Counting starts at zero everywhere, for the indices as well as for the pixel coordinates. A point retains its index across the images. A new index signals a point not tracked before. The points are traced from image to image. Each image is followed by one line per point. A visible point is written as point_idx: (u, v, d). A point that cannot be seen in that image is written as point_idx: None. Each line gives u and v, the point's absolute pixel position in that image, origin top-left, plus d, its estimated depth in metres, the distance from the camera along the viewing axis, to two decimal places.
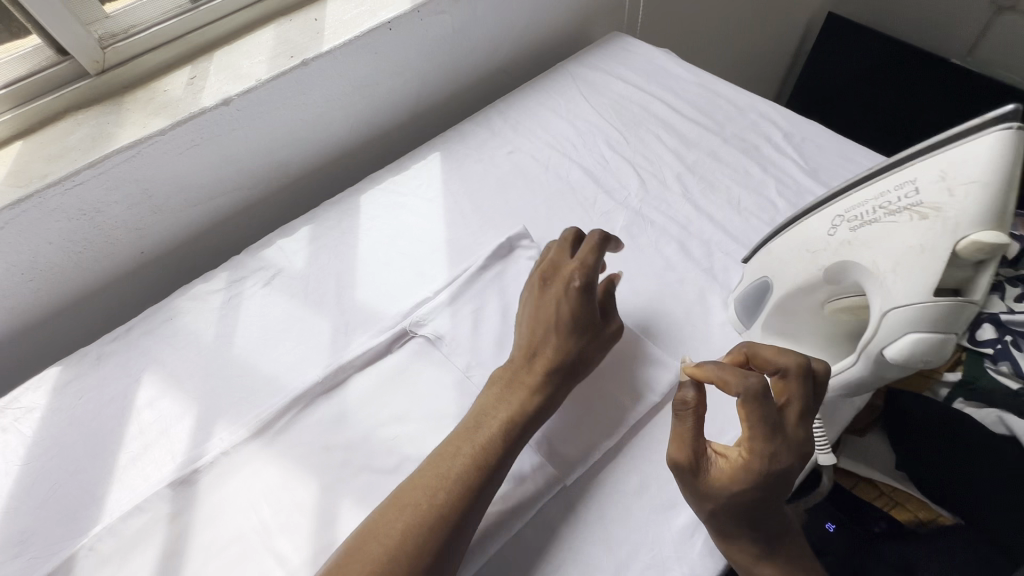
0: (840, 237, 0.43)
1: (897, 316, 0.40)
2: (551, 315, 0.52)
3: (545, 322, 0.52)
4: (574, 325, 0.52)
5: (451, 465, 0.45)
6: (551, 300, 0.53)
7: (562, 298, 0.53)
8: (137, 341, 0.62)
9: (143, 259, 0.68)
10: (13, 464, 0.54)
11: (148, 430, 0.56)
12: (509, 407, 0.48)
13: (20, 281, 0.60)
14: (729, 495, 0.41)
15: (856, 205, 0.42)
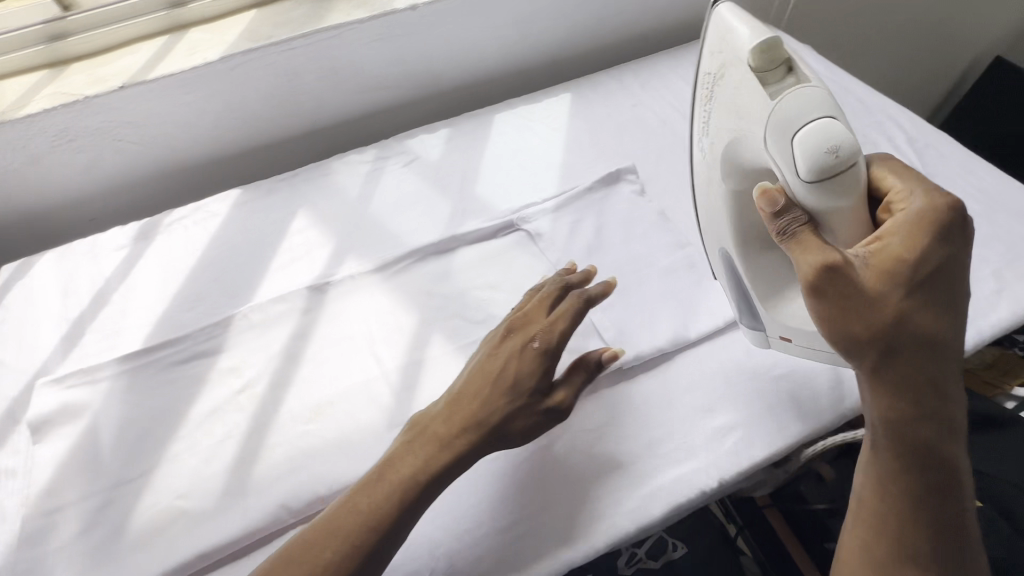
0: (707, 143, 0.53)
1: (775, 153, 0.43)
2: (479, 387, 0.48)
3: (482, 386, 0.48)
4: (513, 383, 0.47)
5: (395, 474, 0.44)
6: (502, 359, 0.49)
7: (502, 371, 0.48)
8: (298, 184, 0.77)
9: (314, 126, 0.83)
10: (199, 248, 0.71)
11: (296, 249, 0.70)
12: (426, 454, 0.45)
13: (229, 117, 0.76)
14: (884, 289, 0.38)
15: (700, 114, 0.54)
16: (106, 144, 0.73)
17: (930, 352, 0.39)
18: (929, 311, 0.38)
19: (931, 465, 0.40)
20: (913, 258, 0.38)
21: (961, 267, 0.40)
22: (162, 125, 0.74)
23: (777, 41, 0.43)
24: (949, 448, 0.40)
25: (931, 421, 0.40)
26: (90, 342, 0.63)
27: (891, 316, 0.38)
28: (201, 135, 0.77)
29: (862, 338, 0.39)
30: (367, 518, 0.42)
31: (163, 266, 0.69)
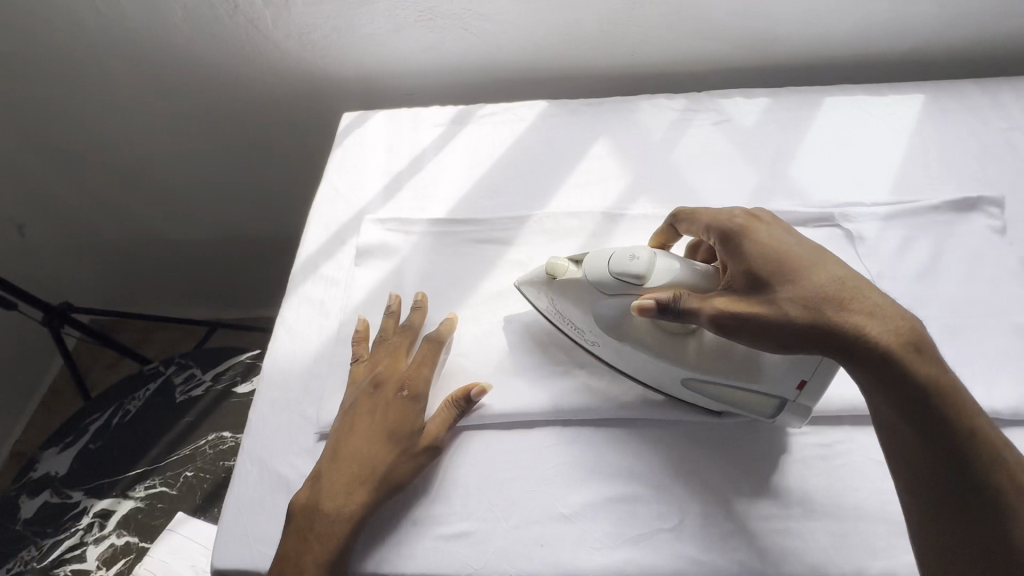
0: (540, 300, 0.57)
1: (616, 294, 0.50)
2: (389, 428, 0.51)
3: (383, 430, 0.51)
4: (390, 432, 0.51)
5: (341, 486, 0.49)
6: (389, 412, 0.52)
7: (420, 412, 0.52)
8: (602, 113, 0.77)
9: (627, 61, 0.82)
10: (504, 146, 0.75)
11: (592, 173, 0.71)
12: (343, 487, 0.49)
13: (561, 33, 0.78)
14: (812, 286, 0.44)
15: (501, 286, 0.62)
16: (453, 31, 0.79)
17: (857, 303, 0.43)
18: (798, 285, 0.44)
19: (927, 401, 0.40)
20: (777, 250, 0.46)
21: (808, 258, 0.46)
22: (504, 24, 0.78)
23: (554, 263, 0.53)
24: (924, 369, 0.41)
25: (897, 354, 0.41)
26: (405, 200, 0.71)
27: (793, 308, 0.44)
28: (529, 43, 0.80)
29: (771, 327, 0.44)
30: (334, 537, 0.47)
31: (469, 153, 0.75)
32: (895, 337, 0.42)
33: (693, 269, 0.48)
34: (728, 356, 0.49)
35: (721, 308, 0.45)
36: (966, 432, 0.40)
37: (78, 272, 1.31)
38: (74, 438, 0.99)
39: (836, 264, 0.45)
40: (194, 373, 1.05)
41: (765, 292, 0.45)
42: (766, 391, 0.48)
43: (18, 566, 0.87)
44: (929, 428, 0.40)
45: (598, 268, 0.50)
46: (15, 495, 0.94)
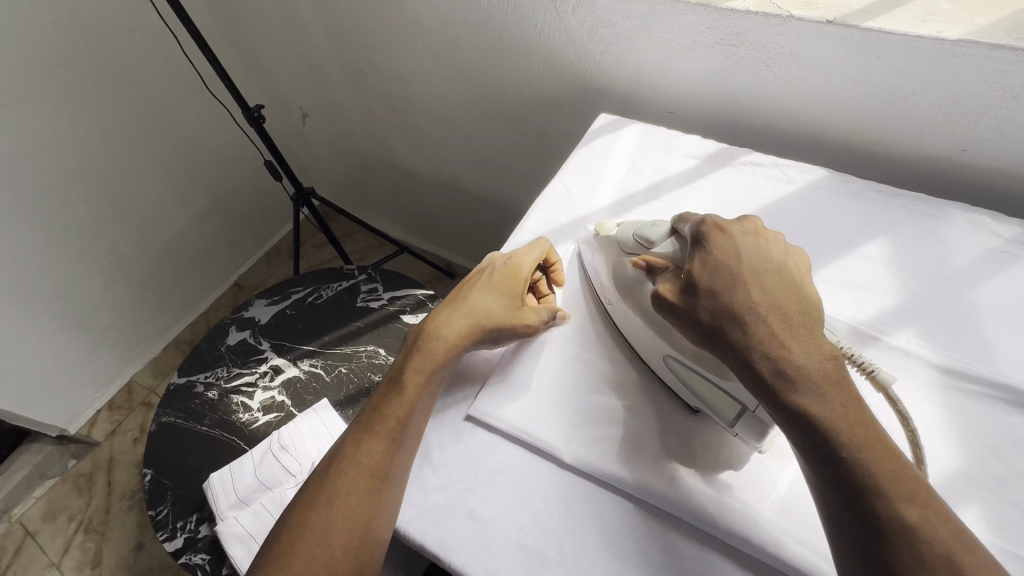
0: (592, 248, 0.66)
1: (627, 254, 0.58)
2: (470, 312, 0.59)
3: (493, 298, 0.59)
4: (498, 297, 0.59)
5: (443, 341, 0.56)
6: (500, 286, 0.60)
7: (498, 304, 0.59)
8: (893, 207, 0.64)
9: (953, 155, 0.66)
10: (754, 204, 0.67)
11: (852, 274, 0.59)
12: (448, 335, 0.57)
13: (882, 99, 0.66)
14: (713, 284, 0.47)
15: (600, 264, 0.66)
16: (753, 64, 0.71)
17: (758, 321, 0.44)
18: (717, 295, 0.46)
19: (810, 435, 0.40)
20: (721, 265, 0.48)
21: (734, 264, 0.48)
22: (816, 72, 0.67)
23: (603, 221, 0.63)
24: (809, 401, 0.40)
25: (782, 383, 0.41)
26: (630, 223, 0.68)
27: (704, 314, 0.47)
28: (833, 99, 0.69)
29: (686, 329, 0.49)
30: (413, 393, 0.53)
31: (715, 198, 0.68)
32: (779, 364, 0.42)
33: (682, 251, 0.53)
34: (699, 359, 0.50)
35: (664, 290, 0.50)
36: (845, 463, 0.38)
37: (320, 156, 1.62)
38: (279, 299, 1.19)
39: (760, 285, 0.46)
40: (377, 288, 1.17)
41: (691, 292, 0.48)
42: (733, 393, 0.48)
43: (211, 377, 1.09)
44: (813, 461, 0.39)
45: (623, 231, 0.59)
46: (228, 323, 1.16)
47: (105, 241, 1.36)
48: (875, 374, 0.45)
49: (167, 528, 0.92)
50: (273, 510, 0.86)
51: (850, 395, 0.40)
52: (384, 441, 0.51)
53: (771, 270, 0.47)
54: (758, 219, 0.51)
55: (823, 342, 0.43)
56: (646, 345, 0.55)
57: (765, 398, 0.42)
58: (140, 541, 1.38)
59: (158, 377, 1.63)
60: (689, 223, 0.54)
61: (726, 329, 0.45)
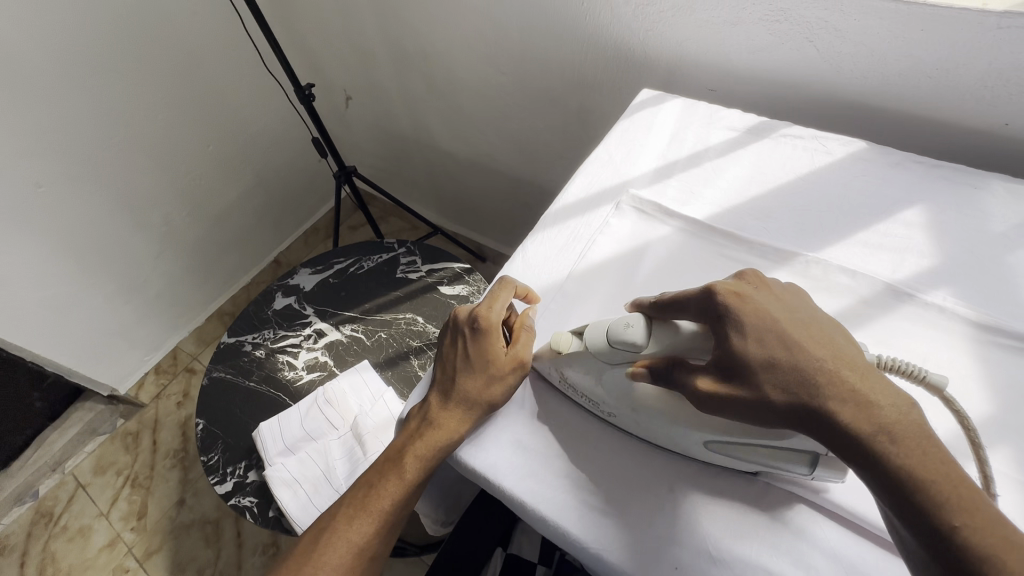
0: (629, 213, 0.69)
1: (615, 360, 0.50)
2: (465, 394, 0.54)
3: (483, 369, 0.55)
4: (488, 368, 0.55)
5: (438, 430, 0.53)
6: (489, 355, 0.55)
7: (479, 380, 0.54)
8: (932, 176, 0.66)
9: (997, 128, 0.68)
10: (795, 173, 0.69)
11: (890, 239, 0.61)
12: (443, 422, 0.54)
13: (926, 72, 0.68)
14: (765, 356, 0.42)
15: None
16: (796, 39, 0.74)
17: (830, 380, 0.39)
18: (776, 367, 0.41)
19: (915, 502, 0.35)
20: (762, 325, 0.43)
21: (776, 329, 0.42)
22: (860, 46, 0.69)
23: (558, 336, 0.54)
24: (912, 459, 0.36)
25: (878, 445, 0.37)
26: (671, 187, 0.71)
27: (777, 398, 0.41)
28: (877, 72, 0.71)
29: (751, 416, 0.42)
30: (410, 482, 0.54)
31: (754, 166, 0.71)
32: (869, 424, 0.37)
33: (679, 335, 0.47)
34: (745, 429, 0.45)
35: (708, 386, 0.43)
36: (958, 534, 0.34)
37: (361, 139, 1.69)
38: (322, 268, 1.24)
39: (816, 337, 0.42)
40: (416, 260, 1.21)
41: (741, 373, 0.42)
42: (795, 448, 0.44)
43: (259, 337, 1.15)
44: (915, 530, 0.35)
45: (595, 334, 0.51)
46: (275, 289, 1.22)
47: (160, 211, 1.45)
48: (928, 378, 0.45)
49: (219, 472, 0.99)
50: (316, 458, 0.93)
51: (944, 453, 0.37)
52: (374, 521, 0.54)
53: (813, 322, 0.43)
54: (755, 272, 0.48)
55: (897, 392, 0.39)
56: (673, 439, 0.49)
57: (874, 473, 0.37)
58: (183, 497, 1.46)
59: (201, 345, 1.71)
60: (688, 305, 0.47)
61: (801, 406, 0.40)
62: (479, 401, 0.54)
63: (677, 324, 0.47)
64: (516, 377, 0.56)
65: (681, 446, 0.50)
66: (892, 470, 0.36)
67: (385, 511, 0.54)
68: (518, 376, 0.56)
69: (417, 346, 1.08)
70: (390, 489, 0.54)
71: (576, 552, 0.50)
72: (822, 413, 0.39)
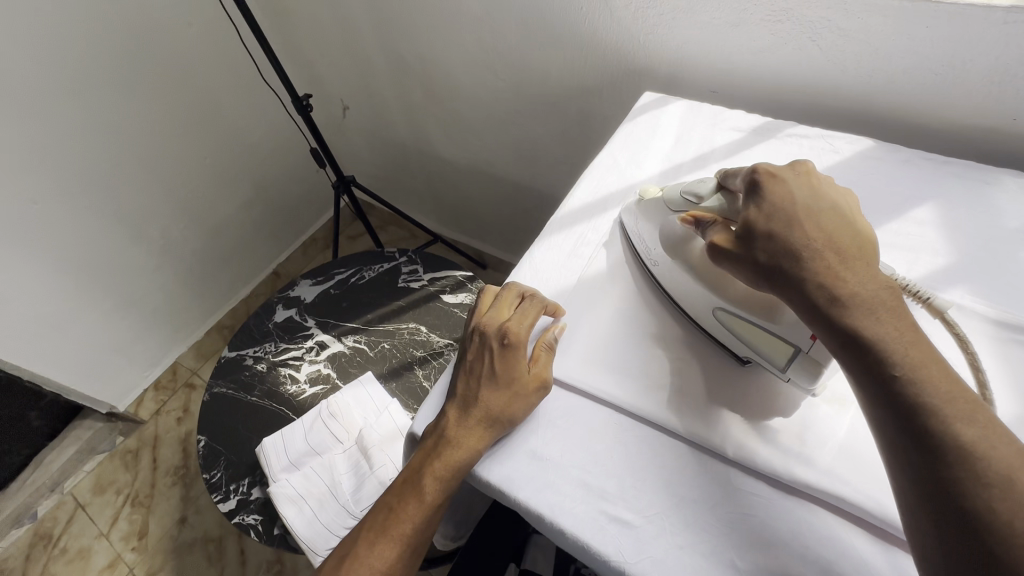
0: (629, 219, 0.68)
1: (677, 210, 0.59)
2: (485, 412, 0.53)
3: (504, 387, 0.54)
4: (509, 386, 0.53)
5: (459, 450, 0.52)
6: (511, 372, 0.54)
7: (503, 396, 0.53)
8: (941, 174, 0.65)
9: (1004, 123, 0.67)
10: None
11: (903, 237, 0.61)
12: (464, 441, 0.52)
13: (932, 70, 0.67)
14: (766, 228, 0.47)
15: None
16: (798, 39, 0.73)
17: (813, 256, 0.44)
18: (774, 237, 0.46)
19: (863, 355, 0.40)
20: (777, 207, 0.48)
21: (785, 209, 0.47)
22: (863, 44, 0.69)
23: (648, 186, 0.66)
24: (867, 324, 0.41)
25: (836, 310, 0.42)
26: None
27: (761, 258, 0.47)
28: (881, 71, 0.70)
29: (745, 274, 0.49)
30: (431, 505, 0.53)
31: None
32: (839, 287, 0.42)
33: (732, 203, 0.53)
34: (750, 296, 0.52)
35: (720, 240, 0.51)
36: (898, 382, 0.39)
37: (359, 148, 1.68)
38: (323, 279, 1.23)
39: (816, 220, 0.46)
40: (418, 269, 1.20)
41: (750, 236, 0.48)
42: (780, 336, 0.50)
43: (260, 351, 1.13)
44: (866, 380, 0.40)
45: (672, 190, 0.60)
46: (275, 301, 1.20)
47: (158, 225, 1.44)
48: (932, 301, 0.50)
49: (221, 490, 0.97)
50: (322, 474, 0.91)
51: (906, 321, 0.41)
52: (396, 546, 0.52)
53: (828, 209, 0.47)
54: (809, 163, 0.51)
55: (877, 274, 0.43)
56: (696, 309, 0.57)
57: (829, 329, 0.42)
58: (184, 515, 1.43)
59: (200, 360, 1.69)
60: (739, 177, 0.54)
61: (779, 269, 0.45)
62: (500, 419, 0.53)
63: (735, 194, 0.54)
64: (536, 395, 0.54)
65: (702, 320, 0.57)
66: (843, 328, 0.42)
67: (406, 534, 0.53)
68: (538, 395, 0.54)
69: (422, 355, 1.07)
70: (411, 511, 0.53)
71: (596, 566, 0.48)
72: (794, 274, 0.44)
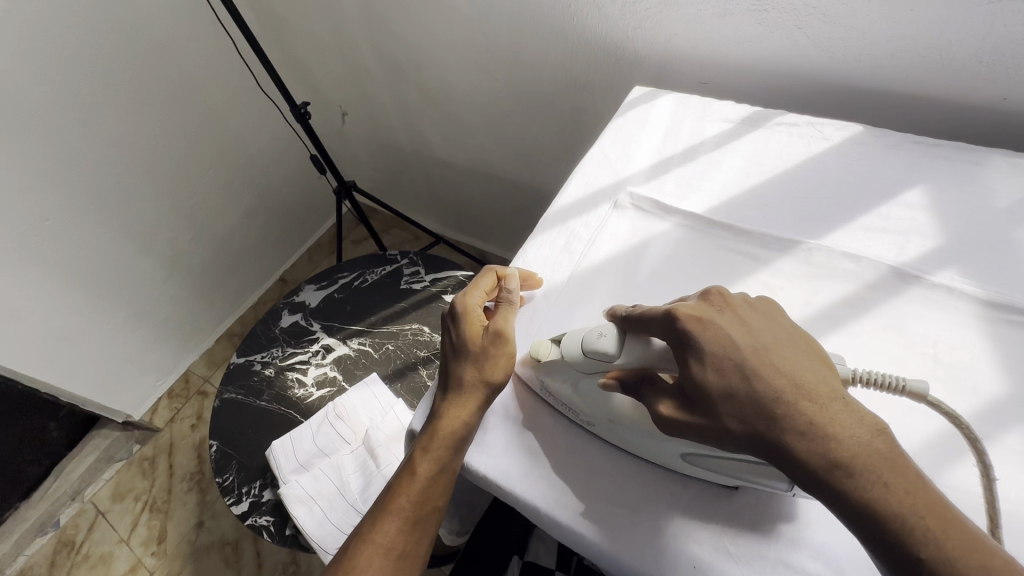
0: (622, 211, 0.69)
1: (589, 369, 0.50)
2: (459, 375, 0.55)
3: (470, 348, 0.56)
4: (474, 345, 0.56)
5: (441, 415, 0.54)
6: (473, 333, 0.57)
7: (471, 358, 0.55)
8: (933, 156, 0.65)
9: (995, 103, 0.67)
10: (792, 160, 0.69)
11: (894, 221, 0.61)
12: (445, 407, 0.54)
13: (920, 53, 0.67)
14: (721, 386, 0.41)
15: None
16: (785, 27, 0.73)
17: (789, 410, 0.39)
18: (743, 399, 0.40)
19: (880, 536, 0.35)
20: (722, 355, 0.42)
21: (736, 360, 0.41)
22: (850, 30, 0.69)
23: (536, 345, 0.54)
24: (874, 491, 0.36)
25: (838, 480, 0.37)
26: (669, 183, 0.70)
27: (734, 426, 0.41)
28: (870, 55, 0.70)
29: (719, 444, 0.42)
30: (425, 475, 0.53)
31: (751, 157, 0.70)
32: (833, 453, 0.37)
33: (649, 349, 0.47)
34: (711, 454, 0.45)
35: (667, 409, 0.44)
36: (924, 564, 0.34)
37: (359, 153, 1.70)
38: (327, 284, 1.24)
39: (779, 366, 0.41)
40: (419, 271, 1.22)
41: (703, 401, 0.42)
42: (757, 467, 0.44)
43: (267, 356, 1.15)
44: (890, 563, 0.35)
45: (571, 346, 0.51)
46: (281, 307, 1.23)
47: (166, 236, 1.47)
48: (906, 387, 0.42)
49: (234, 493, 0.99)
50: (331, 475, 0.93)
51: (910, 474, 0.36)
52: (399, 520, 0.53)
53: (774, 347, 0.42)
54: (721, 290, 0.46)
55: (862, 416, 0.39)
56: (654, 452, 0.49)
57: (839, 504, 0.37)
58: (201, 519, 1.46)
59: (212, 367, 1.72)
60: (647, 324, 0.47)
61: (760, 432, 0.40)
62: (472, 376, 0.54)
63: (649, 340, 0.47)
64: (502, 344, 0.55)
65: (660, 459, 0.49)
66: (851, 501, 0.36)
67: (407, 508, 0.54)
68: (504, 343, 0.55)
69: (425, 356, 1.09)
70: (407, 485, 0.54)
71: (593, 556, 0.49)
72: (778, 437, 0.39)
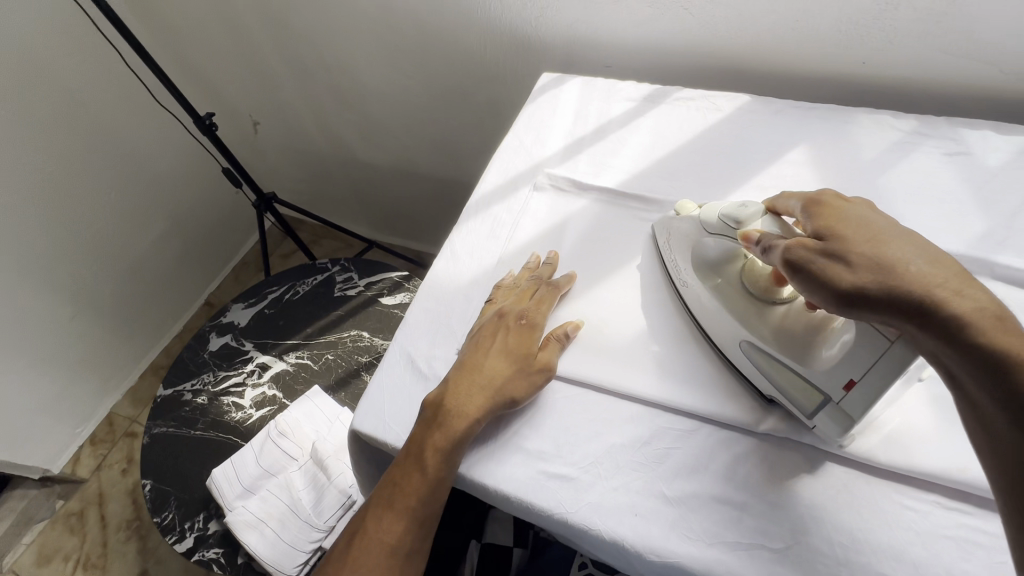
0: None
1: (716, 233, 0.56)
2: (488, 381, 0.54)
3: (507, 355, 0.55)
4: (512, 355, 0.55)
5: (461, 419, 0.52)
6: (511, 338, 0.56)
7: (506, 369, 0.54)
8: (811, 119, 0.72)
9: (857, 69, 0.75)
10: (691, 131, 0.74)
11: (782, 179, 0.67)
12: (467, 412, 0.52)
13: (791, 25, 0.73)
14: (851, 244, 0.42)
15: None
16: (673, 9, 0.78)
17: (913, 274, 0.40)
18: (888, 267, 0.40)
19: (1000, 381, 0.34)
20: (859, 224, 0.44)
21: (867, 227, 0.43)
22: (729, 8, 0.75)
23: (684, 202, 0.62)
24: (1004, 342, 0.35)
25: (960, 328, 0.36)
26: (582, 162, 0.73)
27: (850, 271, 0.41)
28: (746, 31, 0.76)
29: (829, 295, 0.42)
30: (432, 478, 0.51)
31: (655, 132, 0.75)
32: (955, 311, 0.37)
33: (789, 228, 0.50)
34: (785, 338, 0.51)
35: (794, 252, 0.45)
36: None
37: (277, 163, 1.63)
38: (256, 300, 1.19)
39: (906, 241, 0.42)
40: (352, 276, 1.19)
41: (831, 251, 0.43)
42: (814, 382, 0.47)
43: (198, 383, 1.09)
44: (1005, 414, 0.34)
45: (711, 211, 0.57)
46: (207, 330, 1.16)
47: (66, 270, 1.34)
48: None
49: (176, 530, 0.93)
50: (280, 495, 0.89)
51: None
52: (401, 520, 0.52)
53: (909, 232, 0.44)
54: (870, 197, 0.49)
55: (991, 298, 0.38)
56: (717, 328, 0.55)
57: (960, 348, 0.36)
58: (145, 568, 1.36)
59: (138, 406, 1.60)
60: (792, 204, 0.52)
61: (878, 279, 0.40)
62: (501, 392, 0.53)
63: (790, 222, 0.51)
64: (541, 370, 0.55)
65: (720, 341, 0.54)
66: (971, 346, 0.36)
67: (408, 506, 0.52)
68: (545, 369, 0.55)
69: (368, 361, 1.07)
70: (413, 485, 0.52)
71: (543, 524, 0.51)
72: (887, 281, 0.40)
